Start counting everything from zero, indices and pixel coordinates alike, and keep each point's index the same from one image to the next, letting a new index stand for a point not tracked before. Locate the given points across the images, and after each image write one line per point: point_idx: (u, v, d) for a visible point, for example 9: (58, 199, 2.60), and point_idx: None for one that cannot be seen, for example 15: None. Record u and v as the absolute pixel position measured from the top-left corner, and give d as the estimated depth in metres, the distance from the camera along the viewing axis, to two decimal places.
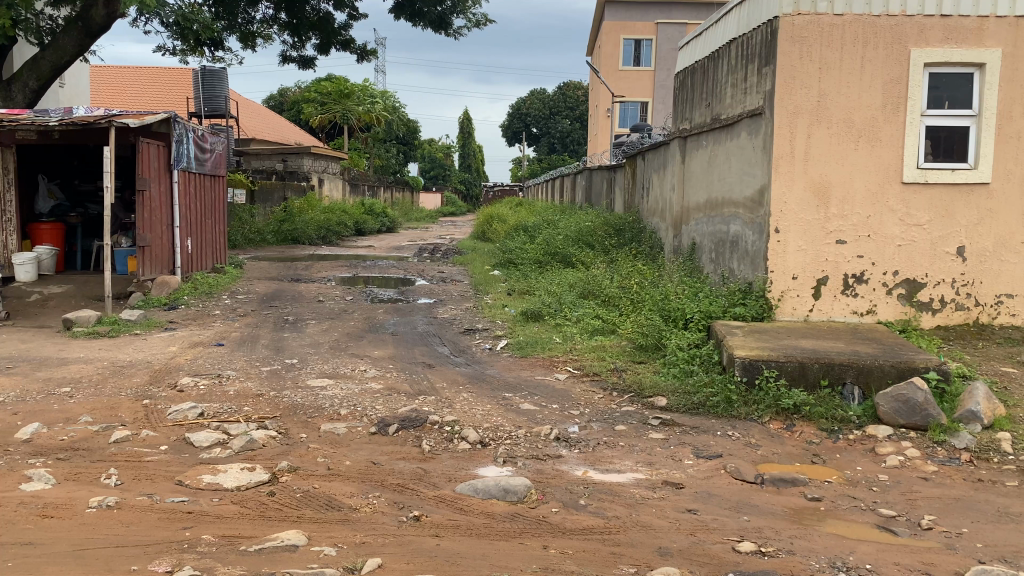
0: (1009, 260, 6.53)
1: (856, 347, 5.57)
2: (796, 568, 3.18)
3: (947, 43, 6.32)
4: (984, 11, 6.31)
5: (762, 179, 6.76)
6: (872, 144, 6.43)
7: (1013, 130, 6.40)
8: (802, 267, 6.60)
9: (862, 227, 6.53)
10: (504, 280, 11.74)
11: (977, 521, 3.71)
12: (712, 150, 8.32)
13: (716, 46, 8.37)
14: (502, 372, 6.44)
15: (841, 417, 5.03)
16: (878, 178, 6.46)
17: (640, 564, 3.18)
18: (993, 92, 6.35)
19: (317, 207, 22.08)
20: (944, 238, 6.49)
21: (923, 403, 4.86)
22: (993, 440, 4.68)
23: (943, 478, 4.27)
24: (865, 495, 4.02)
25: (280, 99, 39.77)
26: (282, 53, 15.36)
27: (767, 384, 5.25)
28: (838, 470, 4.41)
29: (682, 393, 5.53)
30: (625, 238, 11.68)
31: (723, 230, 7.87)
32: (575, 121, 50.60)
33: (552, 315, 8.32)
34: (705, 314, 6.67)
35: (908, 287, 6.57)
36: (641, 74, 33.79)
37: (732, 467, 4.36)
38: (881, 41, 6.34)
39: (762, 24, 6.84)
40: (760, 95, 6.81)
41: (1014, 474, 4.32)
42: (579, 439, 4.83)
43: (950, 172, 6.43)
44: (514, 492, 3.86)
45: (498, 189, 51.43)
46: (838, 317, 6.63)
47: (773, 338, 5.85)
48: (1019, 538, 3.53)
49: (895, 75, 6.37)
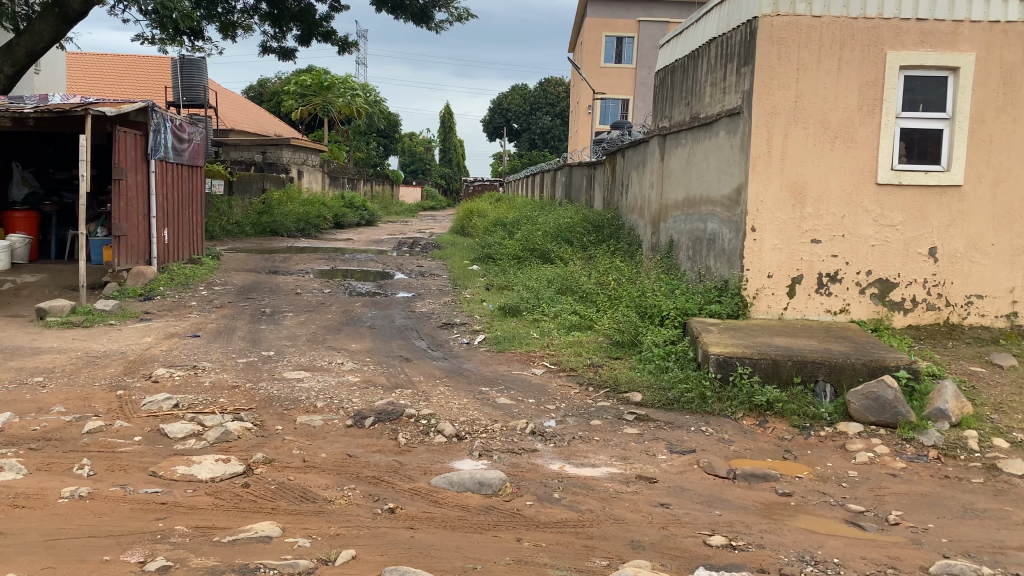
0: (979, 262, 6.64)
1: (828, 346, 5.64)
2: (766, 562, 3.22)
3: (922, 46, 6.41)
4: (959, 15, 6.39)
5: (739, 178, 6.83)
6: (848, 145, 6.51)
7: (985, 134, 6.50)
8: (777, 266, 6.67)
9: (836, 227, 6.61)
10: (482, 275, 11.74)
11: (943, 516, 3.78)
12: (691, 148, 8.37)
13: (696, 45, 8.44)
14: (479, 367, 6.45)
15: (812, 414, 5.09)
16: (853, 178, 6.54)
17: (613, 557, 3.21)
18: (966, 96, 6.45)
19: (296, 198, 21.95)
20: (916, 239, 6.59)
21: (893, 401, 4.93)
22: (960, 438, 4.76)
23: (911, 475, 4.34)
24: (833, 491, 4.09)
25: (259, 90, 39.49)
26: (262, 44, 15.22)
27: (741, 381, 5.31)
28: (808, 465, 4.48)
29: (657, 389, 5.57)
30: (604, 235, 11.74)
31: (700, 228, 7.93)
32: (556, 117, 50.66)
33: (530, 310, 8.35)
34: (681, 311, 6.74)
35: (881, 286, 6.66)
36: (622, 72, 33.97)
37: (704, 462, 4.41)
38: (858, 43, 6.42)
39: (741, 25, 6.90)
40: (739, 94, 6.87)
41: (980, 471, 4.40)
42: (554, 433, 4.86)
43: (923, 175, 6.51)
44: (488, 485, 3.88)
45: (479, 183, 51.34)
46: (811, 316, 6.72)
47: (747, 335, 5.93)
48: (983, 534, 3.60)
49: (871, 77, 6.44)
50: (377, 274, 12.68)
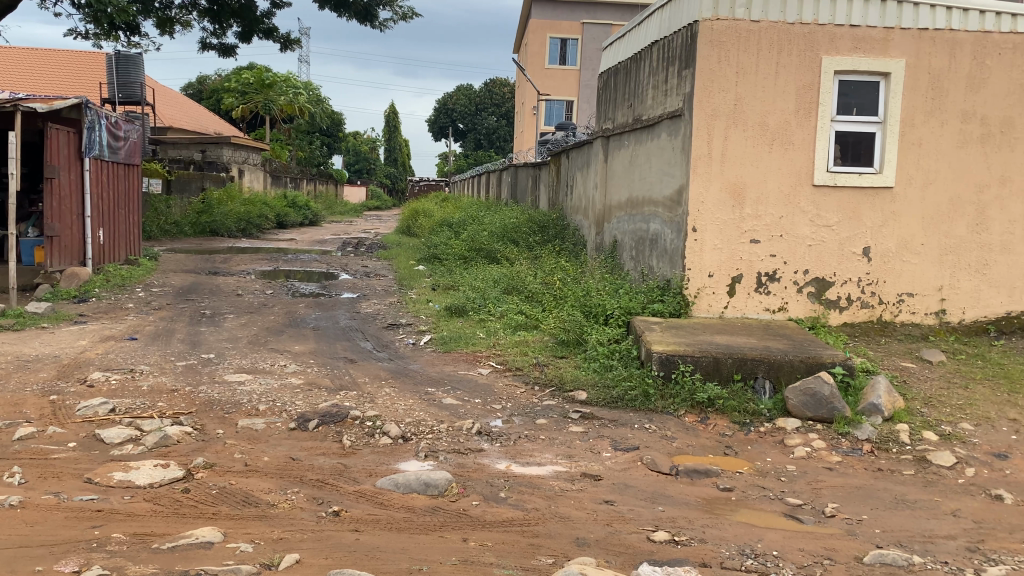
0: (909, 261, 6.86)
1: (767, 343, 5.77)
2: (708, 556, 3.28)
3: (855, 52, 6.60)
4: (890, 22, 6.60)
5: (680, 178, 6.94)
6: (785, 147, 6.66)
7: (915, 138, 6.72)
8: (717, 265, 6.80)
9: (774, 227, 6.76)
10: (428, 275, 11.69)
11: (876, 508, 3.90)
12: (634, 149, 8.47)
13: (638, 48, 8.54)
14: (424, 367, 6.43)
15: (752, 410, 5.20)
16: (790, 180, 6.70)
17: (558, 555, 3.24)
18: (897, 101, 6.65)
19: (237, 198, 21.56)
20: (850, 239, 6.78)
21: (829, 396, 5.06)
22: (892, 431, 4.92)
23: (846, 468, 4.46)
24: (772, 485, 4.18)
25: (198, 88, 38.71)
26: (202, 40, 14.89)
27: (683, 378, 5.39)
28: (748, 461, 4.57)
29: (602, 387, 5.63)
30: (549, 235, 11.81)
31: (643, 228, 8.03)
32: (501, 117, 50.71)
33: (476, 310, 8.35)
34: (625, 310, 6.83)
35: (817, 285, 6.84)
36: (566, 74, 34.16)
37: (648, 459, 4.48)
38: (794, 48, 6.58)
39: (682, 28, 7.01)
40: (680, 97, 6.98)
41: (911, 464, 4.55)
42: (500, 433, 4.87)
43: (857, 176, 6.71)
44: (435, 486, 3.88)
45: (424, 183, 51.10)
46: (751, 314, 6.86)
47: (689, 333, 6.03)
48: (914, 524, 3.73)
49: (807, 81, 6.61)
50: (320, 274, 12.53)
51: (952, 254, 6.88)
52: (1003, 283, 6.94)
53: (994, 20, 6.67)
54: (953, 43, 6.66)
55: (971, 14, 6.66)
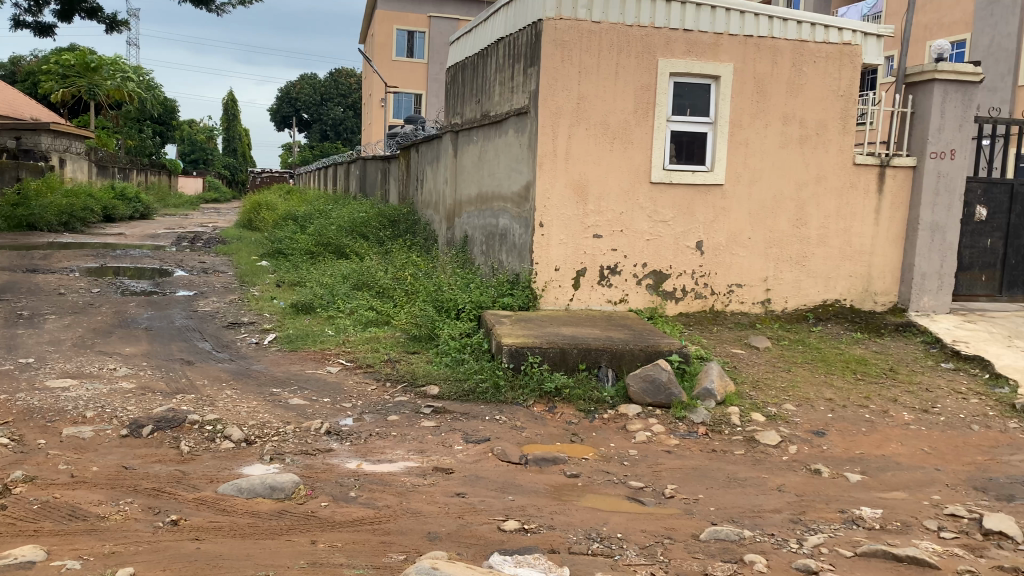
0: (738, 254, 7.32)
1: (610, 334, 5.98)
2: (556, 543, 3.37)
3: (688, 55, 6.94)
4: (719, 29, 6.99)
5: (528, 174, 7.06)
6: (625, 145, 6.92)
7: (742, 138, 7.17)
8: (563, 259, 6.97)
9: (616, 222, 7.01)
10: (272, 271, 11.30)
11: (710, 487, 4.14)
12: (482, 144, 8.55)
13: (484, 44, 8.61)
14: (269, 367, 6.22)
15: (596, 398, 5.38)
16: (630, 177, 6.97)
17: (409, 551, 3.23)
18: (726, 103, 7.06)
19: (58, 189, 20.00)
20: (685, 233, 7.15)
21: (667, 382, 5.31)
22: (724, 414, 5.23)
23: (683, 450, 4.71)
24: (616, 470, 4.35)
25: (10, 70, 35.53)
26: (14, 17, 13.69)
27: (532, 369, 5.51)
28: (593, 447, 4.73)
29: (453, 381, 5.65)
30: (399, 230, 11.72)
31: (492, 223, 8.13)
32: (347, 109, 49.73)
33: (324, 307, 8.16)
34: (475, 304, 6.89)
35: (656, 277, 7.17)
36: (413, 67, 33.91)
37: (497, 450, 4.54)
38: (633, 50, 6.84)
39: (527, 26, 7.12)
40: (526, 94, 7.09)
41: (741, 443, 4.86)
42: (350, 431, 4.79)
43: (691, 174, 7.07)
44: (281, 489, 3.76)
45: (267, 175, 49.36)
46: (595, 306, 7.10)
47: (537, 326, 6.16)
48: (744, 500, 3.98)
49: (645, 82, 6.89)
50: (153, 271, 11.83)
51: (775, 247, 7.40)
52: (819, 274, 7.54)
53: (809, 30, 7.17)
54: (774, 50, 7.13)
55: (790, 23, 7.12)
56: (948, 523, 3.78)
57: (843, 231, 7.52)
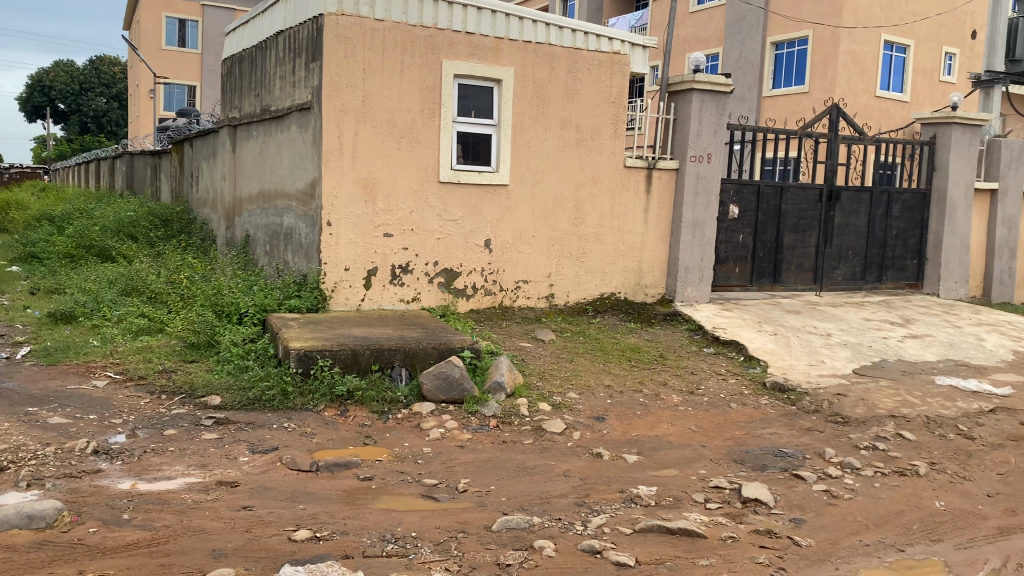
0: (524, 251, 7.57)
1: (401, 333, 5.97)
2: (349, 548, 3.32)
3: (470, 57, 7.08)
4: (500, 33, 7.18)
5: (312, 172, 6.88)
6: (412, 144, 6.94)
7: (524, 140, 7.42)
8: (352, 259, 6.86)
9: (404, 221, 7.00)
10: (24, 278, 10.19)
11: (501, 478, 4.26)
12: (263, 141, 8.21)
13: (263, 36, 8.28)
14: (22, 385, 5.60)
15: (390, 398, 5.34)
16: (417, 176, 7.00)
17: (192, 572, 3.04)
18: (508, 106, 7.27)
19: None
20: (473, 231, 7.29)
21: (459, 377, 5.39)
22: (514, 406, 5.39)
23: (475, 445, 4.80)
24: (409, 469, 4.35)
25: None
26: None
27: (322, 373, 5.38)
28: (387, 448, 4.70)
29: (237, 389, 5.38)
30: (173, 230, 10.99)
31: (276, 222, 7.84)
32: (111, 100, 45.89)
33: (88, 316, 7.47)
34: (259, 307, 6.61)
35: (446, 275, 7.25)
36: (186, 57, 31.92)
37: (287, 458, 4.39)
38: (417, 50, 6.86)
39: (307, 21, 6.92)
40: (308, 90, 6.90)
41: (530, 434, 5.03)
42: (122, 449, 4.43)
43: (477, 174, 7.22)
44: (41, 518, 3.40)
45: (17, 171, 44.43)
46: (386, 305, 7.06)
47: (326, 328, 6.02)
48: (533, 488, 4.13)
49: (429, 82, 6.94)
50: None
51: (557, 244, 7.73)
52: (598, 269, 7.97)
53: (583, 38, 7.55)
54: (551, 56, 7.44)
55: (565, 31, 7.46)
56: (712, 494, 4.14)
57: (618, 228, 8.00)
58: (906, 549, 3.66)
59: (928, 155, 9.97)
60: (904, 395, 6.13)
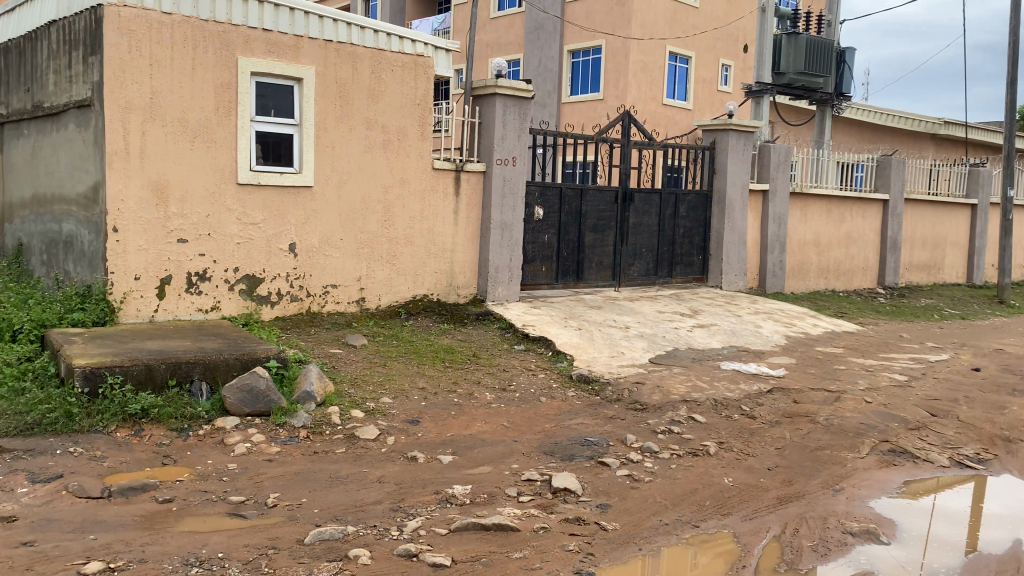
0: (331, 255, 7.41)
1: (201, 344, 5.66)
2: None
3: (268, 55, 6.83)
4: (299, 31, 6.98)
5: (95, 175, 6.35)
6: (207, 145, 6.60)
7: (328, 141, 7.26)
8: (144, 267, 6.41)
9: (201, 225, 6.64)
10: None
11: (313, 489, 4.15)
12: (35, 140, 7.48)
13: (32, 25, 7.55)
14: None
15: (190, 415, 5.04)
16: (215, 178, 6.66)
17: None
18: (310, 106, 7.09)
19: None
20: (276, 236, 7.05)
21: (265, 389, 5.18)
22: (325, 415, 5.26)
23: (285, 457, 4.64)
24: (214, 487, 4.14)
25: None
26: None
27: (111, 392, 4.97)
28: (188, 467, 4.44)
29: (10, 415, 4.86)
30: None
31: (54, 229, 7.16)
32: None
33: None
34: (36, 323, 6.02)
35: (248, 282, 6.95)
36: None
37: (74, 486, 4.02)
38: (209, 45, 6.53)
39: (83, 10, 6.39)
40: (87, 85, 6.36)
41: (342, 442, 4.94)
42: None
43: (278, 175, 6.98)
44: None
45: None
46: (183, 315, 6.66)
47: (116, 342, 5.58)
48: (346, 497, 4.05)
49: (224, 80, 6.63)
50: None
51: (366, 247, 7.63)
52: (408, 272, 7.95)
53: (386, 40, 7.52)
54: (353, 57, 7.34)
55: (367, 32, 7.39)
56: (524, 488, 4.26)
57: (427, 230, 8.03)
58: (701, 524, 3.95)
59: (710, 159, 10.78)
60: (695, 380, 6.61)
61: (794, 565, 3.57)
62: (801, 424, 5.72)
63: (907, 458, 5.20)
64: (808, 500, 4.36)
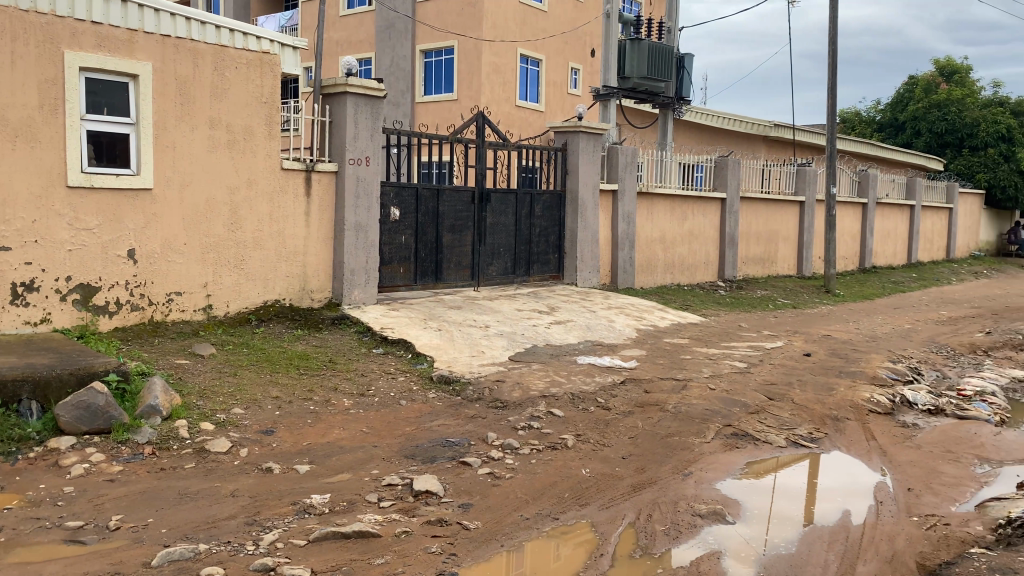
0: (174, 261, 7.04)
1: (30, 360, 5.23)
2: None
3: (99, 50, 6.41)
4: (133, 25, 6.59)
5: None
6: (32, 145, 6.11)
7: (169, 141, 6.90)
8: None
9: (26, 231, 6.13)
10: None
11: (160, 508, 3.93)
12: None
13: None
14: None
15: (19, 437, 4.64)
16: (41, 180, 6.18)
17: None
18: (147, 104, 6.71)
19: None
20: (113, 241, 6.62)
21: (104, 405, 4.86)
22: (171, 429, 4.99)
23: (128, 476, 4.37)
24: (48, 513, 3.84)
25: None
26: None
27: None
28: (18, 493, 4.10)
29: None
30: None
31: None
32: None
33: None
34: None
35: (82, 291, 6.48)
36: None
37: None
38: (31, 37, 6.05)
39: None
40: None
41: (191, 456, 4.71)
42: None
43: (114, 177, 6.56)
44: None
45: None
46: (8, 330, 6.08)
47: None
48: (197, 513, 3.87)
49: (50, 75, 6.17)
50: None
51: (212, 252, 7.31)
52: (258, 277, 7.68)
53: (229, 36, 7.23)
54: (194, 53, 7.01)
55: (208, 27, 7.07)
56: (385, 492, 4.21)
57: (277, 233, 7.79)
58: (560, 516, 4.03)
59: (561, 160, 11.04)
60: (552, 375, 6.76)
61: (648, 549, 3.72)
62: (653, 413, 5.96)
63: (748, 440, 5.53)
64: (660, 486, 4.55)
